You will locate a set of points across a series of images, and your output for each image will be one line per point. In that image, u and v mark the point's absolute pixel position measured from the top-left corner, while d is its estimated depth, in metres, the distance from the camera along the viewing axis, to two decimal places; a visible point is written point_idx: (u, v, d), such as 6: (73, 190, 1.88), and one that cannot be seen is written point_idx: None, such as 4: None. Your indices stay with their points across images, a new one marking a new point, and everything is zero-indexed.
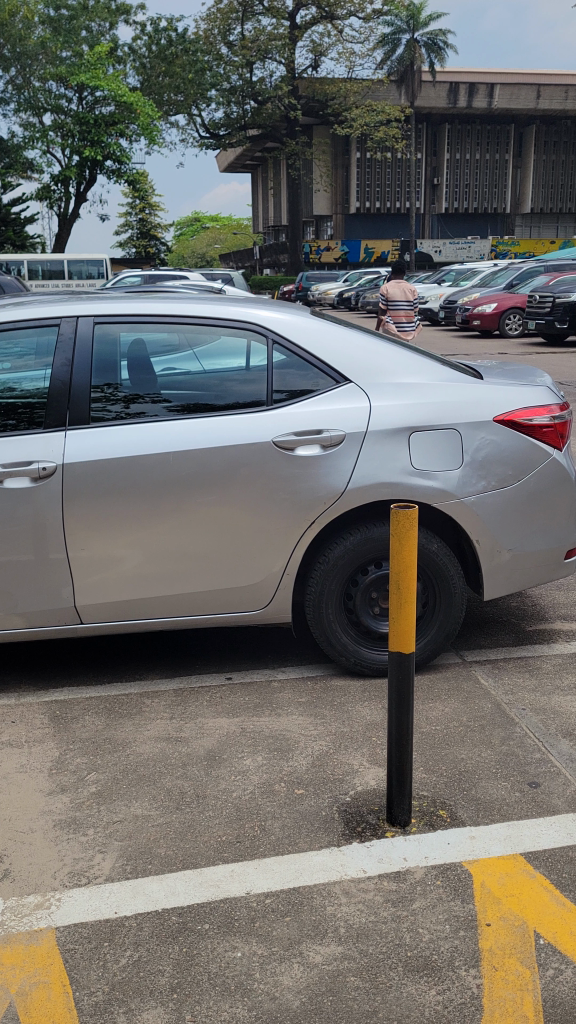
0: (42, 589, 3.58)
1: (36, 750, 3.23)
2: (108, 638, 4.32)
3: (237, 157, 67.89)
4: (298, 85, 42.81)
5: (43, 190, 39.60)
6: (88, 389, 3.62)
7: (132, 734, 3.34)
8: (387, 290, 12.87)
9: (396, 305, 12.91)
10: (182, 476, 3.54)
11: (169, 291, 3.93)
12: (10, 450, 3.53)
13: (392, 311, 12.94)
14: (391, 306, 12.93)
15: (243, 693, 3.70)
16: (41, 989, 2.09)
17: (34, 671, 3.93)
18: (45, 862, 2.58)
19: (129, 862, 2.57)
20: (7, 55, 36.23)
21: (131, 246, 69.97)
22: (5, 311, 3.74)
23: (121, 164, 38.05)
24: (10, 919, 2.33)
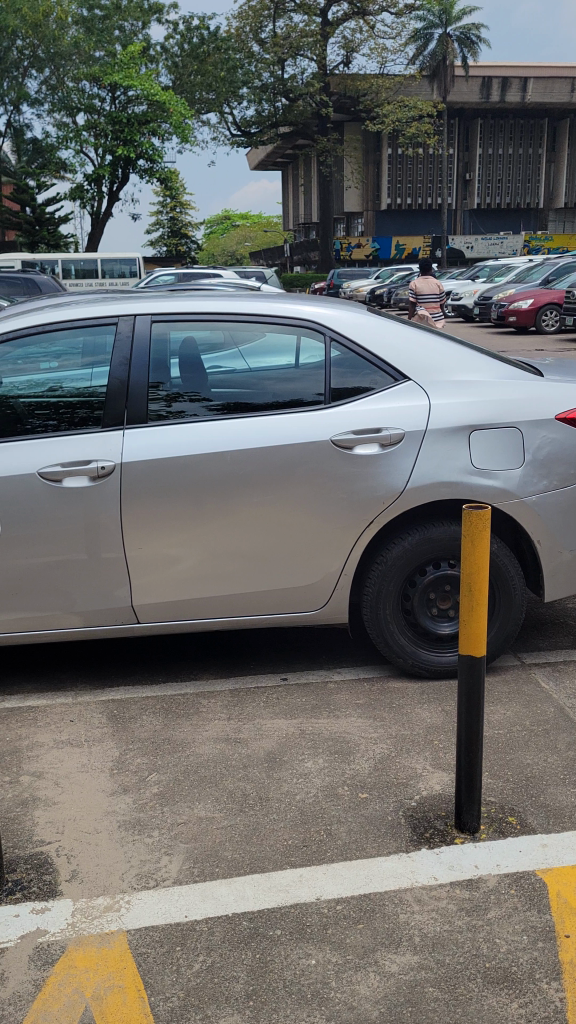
0: (99, 589, 3.58)
1: (96, 750, 3.22)
2: (157, 638, 4.31)
3: (268, 155, 67.88)
4: (330, 81, 42.17)
5: (76, 190, 39.98)
6: (145, 388, 3.60)
7: (190, 735, 3.32)
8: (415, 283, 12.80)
9: (423, 298, 12.83)
10: (236, 475, 3.52)
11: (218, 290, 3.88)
12: (65, 450, 3.51)
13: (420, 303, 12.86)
14: (420, 299, 12.87)
15: (300, 694, 3.66)
16: (117, 993, 2.07)
17: (89, 672, 3.93)
18: (112, 864, 2.57)
19: (197, 864, 2.55)
20: (41, 56, 37.42)
21: (163, 247, 70.29)
22: (51, 313, 3.72)
23: (154, 162, 38.27)
24: (81, 921, 2.32)
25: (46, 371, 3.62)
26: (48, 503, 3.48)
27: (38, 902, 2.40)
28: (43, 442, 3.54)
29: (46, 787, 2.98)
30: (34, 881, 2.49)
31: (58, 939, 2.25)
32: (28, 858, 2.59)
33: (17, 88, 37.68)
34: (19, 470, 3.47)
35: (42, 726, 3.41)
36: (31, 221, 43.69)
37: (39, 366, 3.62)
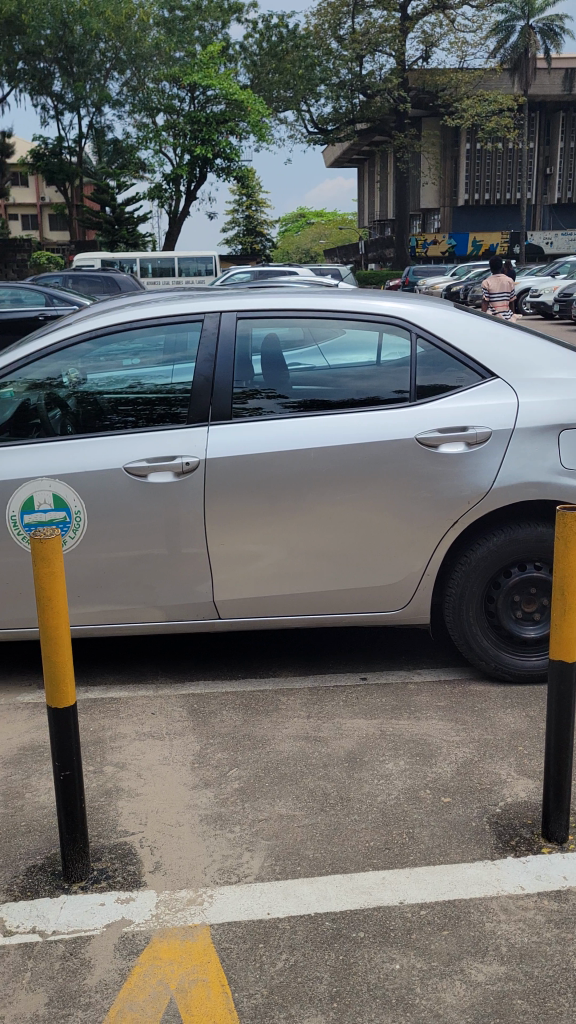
0: (180, 583, 3.60)
1: (177, 743, 3.26)
2: (233, 634, 4.33)
3: (344, 152, 67.60)
4: (409, 77, 41.70)
5: (155, 189, 40.63)
6: (228, 386, 3.61)
7: (270, 730, 3.33)
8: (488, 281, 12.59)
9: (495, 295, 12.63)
10: (318, 472, 3.50)
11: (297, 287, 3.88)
12: (149, 445, 3.54)
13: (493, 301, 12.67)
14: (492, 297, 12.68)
15: (380, 694, 3.63)
16: (200, 987, 2.08)
17: (169, 666, 3.97)
18: (195, 857, 2.58)
19: (278, 862, 2.54)
20: (123, 58, 38.36)
21: (239, 246, 70.90)
22: (134, 310, 3.77)
23: (231, 161, 38.51)
24: (163, 913, 2.34)
25: (129, 368, 3.65)
26: (131, 498, 3.52)
27: (123, 891, 2.43)
28: (128, 439, 3.57)
29: (129, 778, 3.02)
30: (118, 871, 2.52)
31: (143, 929, 2.28)
32: (112, 848, 2.63)
33: (99, 91, 39.27)
34: (104, 464, 3.51)
35: (123, 718, 3.46)
36: (111, 221, 44.45)
37: (122, 363, 3.65)
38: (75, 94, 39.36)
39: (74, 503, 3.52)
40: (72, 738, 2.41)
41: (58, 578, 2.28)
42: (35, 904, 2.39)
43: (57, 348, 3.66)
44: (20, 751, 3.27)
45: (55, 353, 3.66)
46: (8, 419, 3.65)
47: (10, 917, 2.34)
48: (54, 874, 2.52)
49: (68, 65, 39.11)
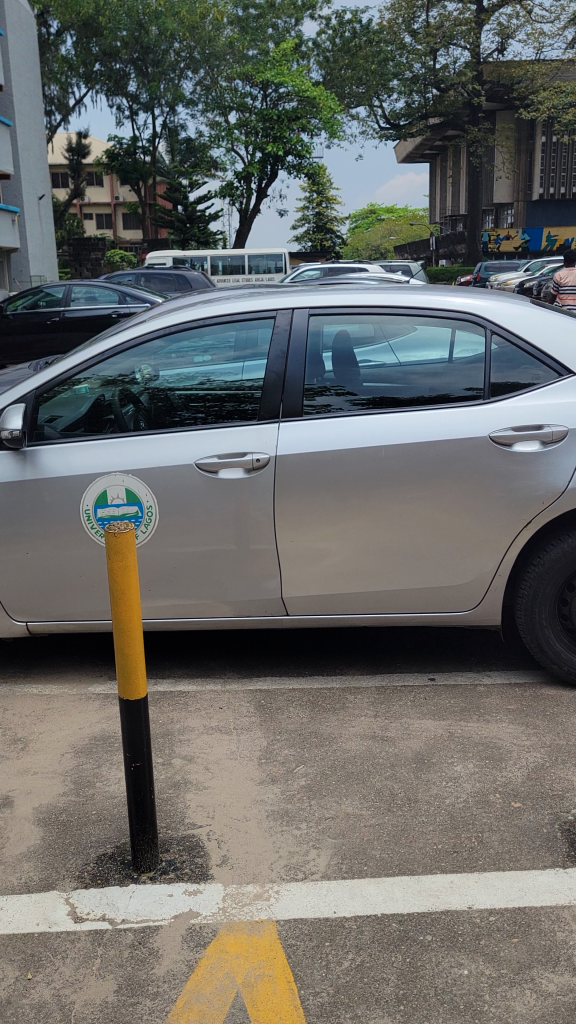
0: (249, 579, 3.62)
1: (245, 737, 3.27)
2: (300, 632, 4.33)
3: (416, 147, 66.94)
4: (483, 69, 41.05)
5: (226, 187, 40.98)
6: (300, 383, 3.60)
7: (337, 729, 3.32)
8: (559, 275, 12.35)
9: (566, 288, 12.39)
10: (387, 471, 3.48)
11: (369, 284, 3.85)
12: (221, 442, 3.56)
13: (563, 294, 12.42)
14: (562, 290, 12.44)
15: (448, 695, 3.59)
16: (266, 983, 2.09)
17: (237, 661, 3.99)
18: (261, 852, 2.59)
19: (345, 862, 2.53)
20: (198, 57, 38.67)
21: (309, 243, 70.95)
22: (206, 308, 3.79)
23: (302, 158, 38.53)
24: (231, 907, 2.36)
25: (201, 364, 3.67)
26: (202, 493, 3.54)
27: (191, 883, 2.45)
28: (199, 435, 3.59)
29: (196, 771, 3.05)
30: (186, 863, 2.55)
31: (210, 922, 2.30)
32: (179, 839, 2.66)
33: (173, 90, 39.96)
34: (176, 460, 3.54)
35: (192, 711, 3.50)
36: (183, 219, 44.94)
37: (194, 359, 3.68)
38: (149, 95, 39.93)
39: (146, 499, 3.57)
40: (142, 730, 2.44)
41: (131, 573, 2.31)
42: (105, 892, 2.43)
43: (131, 345, 3.69)
44: (91, 741, 3.33)
45: (128, 351, 3.69)
46: (82, 415, 3.71)
47: (80, 904, 2.39)
48: (123, 863, 2.56)
49: (143, 66, 39.69)
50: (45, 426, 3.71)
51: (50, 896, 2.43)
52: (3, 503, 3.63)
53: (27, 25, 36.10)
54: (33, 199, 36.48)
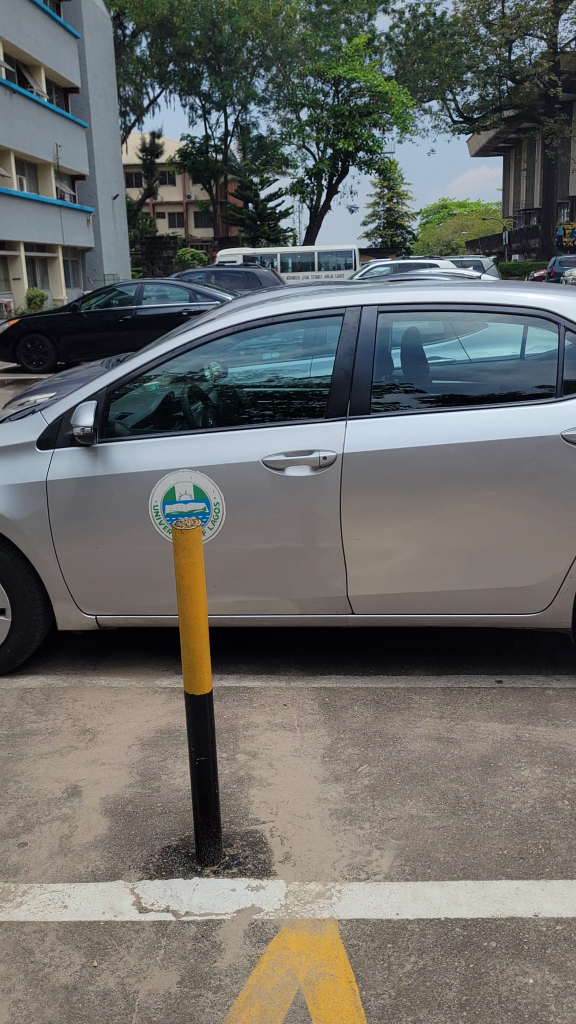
0: (314, 577, 3.62)
1: (309, 735, 3.28)
2: (364, 630, 4.31)
3: (490, 140, 65.95)
4: (560, 60, 40.14)
5: (296, 185, 41.09)
6: (368, 380, 3.58)
7: (403, 729, 3.30)
8: None
9: None
10: (456, 469, 3.44)
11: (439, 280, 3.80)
12: (288, 440, 3.57)
13: None
14: None
15: (515, 698, 3.53)
16: (328, 981, 2.09)
17: (302, 658, 4.00)
18: (324, 850, 2.59)
19: (408, 863, 2.52)
20: (270, 55, 38.88)
21: (379, 240, 70.56)
22: (275, 305, 3.80)
23: (373, 154, 38.36)
24: (293, 904, 2.36)
25: (269, 362, 3.68)
26: (269, 490, 3.55)
27: (253, 878, 2.47)
28: (267, 432, 3.60)
29: (260, 767, 3.06)
30: (249, 858, 2.56)
31: (272, 918, 2.31)
32: (243, 834, 2.68)
33: (245, 88, 40.24)
34: (244, 457, 3.56)
35: (256, 707, 3.52)
36: (253, 216, 45.20)
37: (263, 356, 3.68)
38: (222, 93, 40.31)
39: (214, 495, 3.59)
40: (207, 725, 2.46)
41: (198, 570, 2.32)
42: (169, 884, 2.46)
43: (201, 342, 3.72)
44: (157, 734, 3.38)
45: (197, 349, 3.72)
46: (152, 411, 3.75)
47: (145, 894, 2.43)
48: (187, 856, 2.59)
49: (216, 65, 40.07)
50: (115, 422, 3.76)
51: (116, 886, 2.47)
52: (74, 498, 3.70)
53: (103, 27, 36.73)
54: (107, 199, 37.15)
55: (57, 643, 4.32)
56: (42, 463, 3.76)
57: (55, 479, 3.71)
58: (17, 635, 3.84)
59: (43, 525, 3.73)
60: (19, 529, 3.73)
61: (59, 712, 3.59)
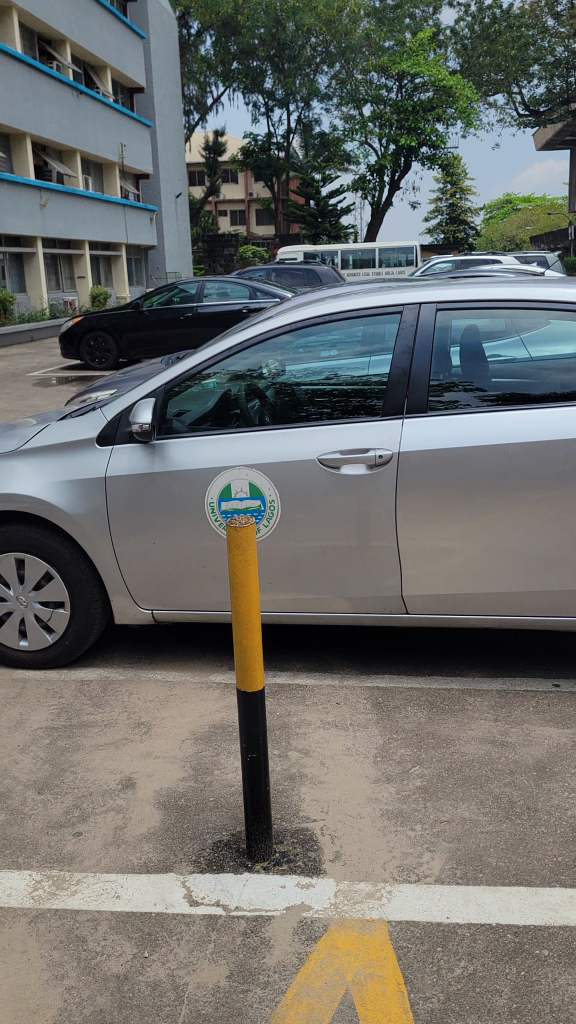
0: (369, 576, 3.61)
1: (361, 735, 3.27)
2: (417, 631, 4.28)
3: (556, 134, 64.73)
4: None
5: (358, 181, 40.97)
6: (425, 378, 3.56)
7: (456, 730, 3.27)
8: None
9: None
10: (514, 469, 3.40)
11: (496, 277, 3.76)
12: (344, 438, 3.56)
13: None
14: None
15: (572, 702, 3.47)
16: (377, 982, 2.08)
17: (356, 656, 3.99)
18: (375, 851, 2.58)
19: (459, 866, 2.49)
20: (333, 51, 38.98)
21: (442, 235, 69.87)
22: (333, 303, 3.79)
23: (436, 149, 37.99)
24: (343, 903, 2.36)
25: (326, 359, 3.67)
26: (325, 489, 3.55)
27: (304, 876, 2.47)
28: (322, 431, 3.60)
29: (312, 765, 3.07)
30: (300, 855, 2.57)
31: (321, 916, 2.31)
32: (294, 831, 2.68)
33: (308, 85, 40.25)
34: (299, 455, 3.56)
35: (309, 704, 3.52)
36: (314, 213, 45.14)
37: (320, 353, 3.68)
38: (285, 91, 40.39)
39: (269, 493, 3.60)
40: (260, 722, 2.47)
41: (251, 567, 2.33)
42: (220, 878, 2.48)
43: (259, 339, 3.73)
44: (211, 729, 3.41)
45: (254, 347, 3.74)
46: (210, 409, 3.78)
47: (196, 887, 2.45)
48: (237, 851, 2.60)
49: (279, 62, 40.12)
50: (173, 419, 3.80)
51: (168, 878, 2.50)
52: (132, 494, 3.75)
53: (168, 27, 37.08)
54: (170, 197, 37.52)
55: (115, 637, 4.39)
56: (101, 460, 3.81)
57: (113, 476, 3.77)
58: (76, 629, 3.91)
59: (101, 521, 3.79)
60: (77, 523, 3.79)
61: (116, 704, 3.65)
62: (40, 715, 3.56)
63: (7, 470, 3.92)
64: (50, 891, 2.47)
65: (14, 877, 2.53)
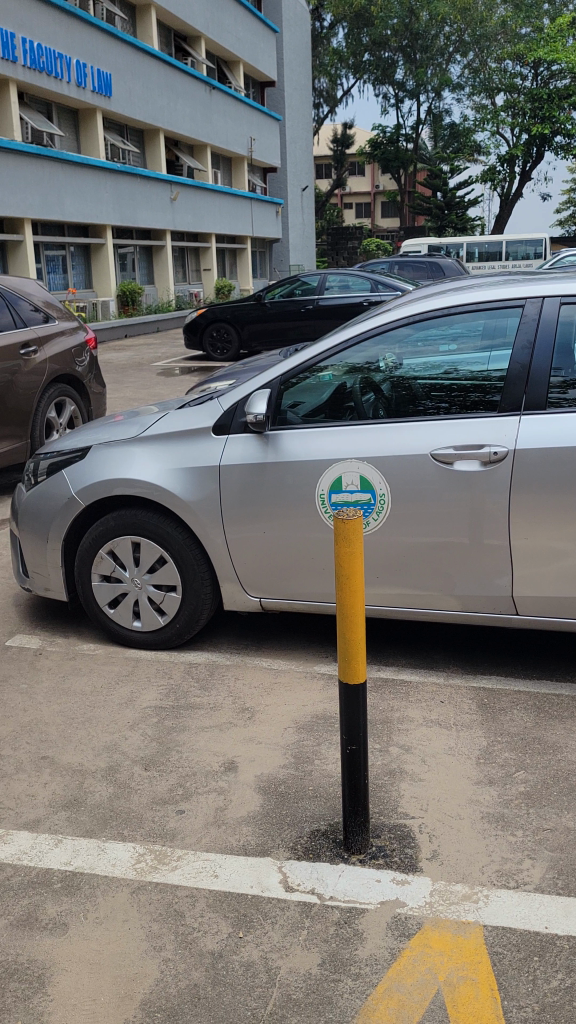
0: (478, 575, 3.57)
1: (464, 735, 3.22)
2: (524, 632, 4.18)
3: None
4: None
5: (488, 172, 40.09)
6: (545, 374, 3.47)
7: (562, 738, 3.17)
8: None
9: None
10: None
11: None
12: (459, 434, 3.51)
13: None
14: None
15: None
16: (469, 985, 2.06)
17: (464, 655, 3.93)
18: (473, 853, 2.55)
19: (560, 877, 2.43)
20: (468, 40, 38.31)
21: (574, 228, 67.44)
22: (452, 297, 3.73)
23: (571, 138, 36.68)
24: (438, 903, 2.34)
25: (443, 354, 3.62)
26: (438, 486, 3.51)
27: (399, 874, 2.46)
28: (435, 427, 3.56)
29: (413, 763, 3.04)
30: (396, 851, 2.56)
31: (415, 914, 2.30)
32: (391, 827, 2.68)
33: (440, 75, 39.77)
34: (412, 451, 3.53)
35: (413, 701, 3.50)
36: (441, 205, 44.40)
37: (436, 348, 3.63)
38: (416, 82, 40.08)
39: (379, 486, 3.60)
40: (361, 715, 2.47)
41: (356, 559, 2.33)
42: (316, 866, 2.50)
43: (376, 332, 3.72)
44: (313, 718, 3.43)
45: (371, 339, 3.72)
46: (324, 400, 3.78)
47: (291, 873, 2.48)
48: (335, 841, 2.61)
49: (411, 53, 39.82)
50: (287, 411, 3.82)
51: (265, 862, 2.54)
52: (244, 483, 3.80)
53: (301, 20, 37.27)
54: (296, 190, 37.71)
55: (224, 622, 4.48)
56: (216, 448, 3.88)
57: (227, 465, 3.83)
58: (186, 612, 4.01)
59: (214, 508, 3.86)
60: (191, 510, 3.88)
61: (221, 688, 3.72)
62: (150, 694, 3.68)
63: (125, 456, 4.05)
64: (151, 865, 2.55)
65: (118, 848, 2.63)
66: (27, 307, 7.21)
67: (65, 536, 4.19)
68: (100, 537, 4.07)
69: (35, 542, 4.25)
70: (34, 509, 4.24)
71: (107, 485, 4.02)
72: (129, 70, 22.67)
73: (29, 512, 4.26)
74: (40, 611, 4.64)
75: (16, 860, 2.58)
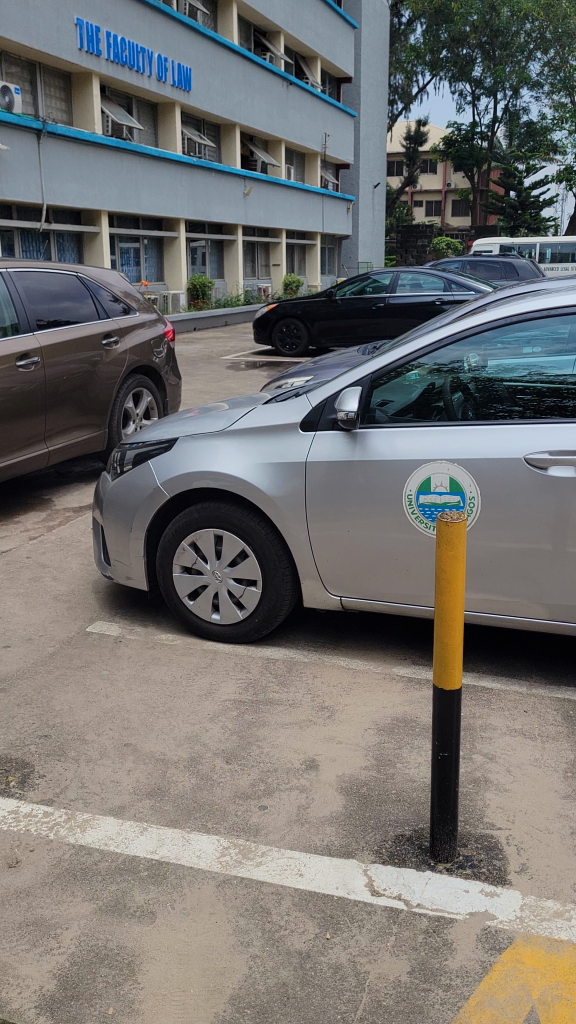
0: (566, 582, 3.50)
1: (550, 748, 3.14)
2: None
3: None
4: None
5: (564, 171, 39.50)
6: None
7: None
8: None
9: None
10: None
11: None
12: (553, 437, 3.44)
13: None
14: None
15: None
16: (564, 1006, 2.01)
17: (544, 663, 3.86)
18: (564, 868, 2.49)
19: None
20: (549, 38, 38.02)
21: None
22: (545, 297, 3.64)
23: None
24: (529, 918, 2.29)
25: (528, 356, 3.56)
26: (532, 489, 3.44)
27: (487, 885, 2.41)
28: (527, 430, 3.49)
29: (497, 771, 2.99)
30: (484, 862, 2.51)
31: (506, 927, 2.25)
32: (477, 837, 2.63)
33: (518, 72, 39.60)
34: (504, 453, 3.46)
35: (495, 709, 3.43)
36: (515, 205, 43.58)
37: (521, 349, 3.57)
38: (494, 78, 39.98)
39: (469, 487, 3.53)
40: (454, 721, 2.43)
41: (458, 563, 2.28)
42: (402, 873, 2.46)
43: (465, 333, 3.64)
44: (393, 720, 3.40)
45: (462, 338, 3.65)
46: (412, 400, 3.73)
47: (377, 878, 2.45)
48: (421, 848, 2.58)
49: (490, 50, 39.55)
50: (376, 409, 3.78)
51: (350, 864, 2.52)
52: (330, 479, 3.77)
53: (380, 16, 37.05)
54: (368, 186, 37.53)
55: (302, 618, 4.47)
56: (303, 444, 3.86)
57: (314, 461, 3.81)
58: (266, 606, 4.00)
59: (299, 503, 3.84)
60: (275, 505, 3.87)
61: (300, 685, 3.71)
62: (228, 687, 3.68)
63: (210, 449, 4.06)
64: (236, 859, 2.55)
65: (202, 840, 2.63)
66: (107, 297, 7.28)
67: (148, 526, 4.22)
68: (183, 530, 4.09)
69: (119, 530, 4.30)
70: (120, 499, 4.27)
71: (192, 478, 4.04)
72: (209, 65, 22.80)
73: (113, 501, 4.30)
74: (119, 600, 4.69)
75: (103, 846, 2.61)
